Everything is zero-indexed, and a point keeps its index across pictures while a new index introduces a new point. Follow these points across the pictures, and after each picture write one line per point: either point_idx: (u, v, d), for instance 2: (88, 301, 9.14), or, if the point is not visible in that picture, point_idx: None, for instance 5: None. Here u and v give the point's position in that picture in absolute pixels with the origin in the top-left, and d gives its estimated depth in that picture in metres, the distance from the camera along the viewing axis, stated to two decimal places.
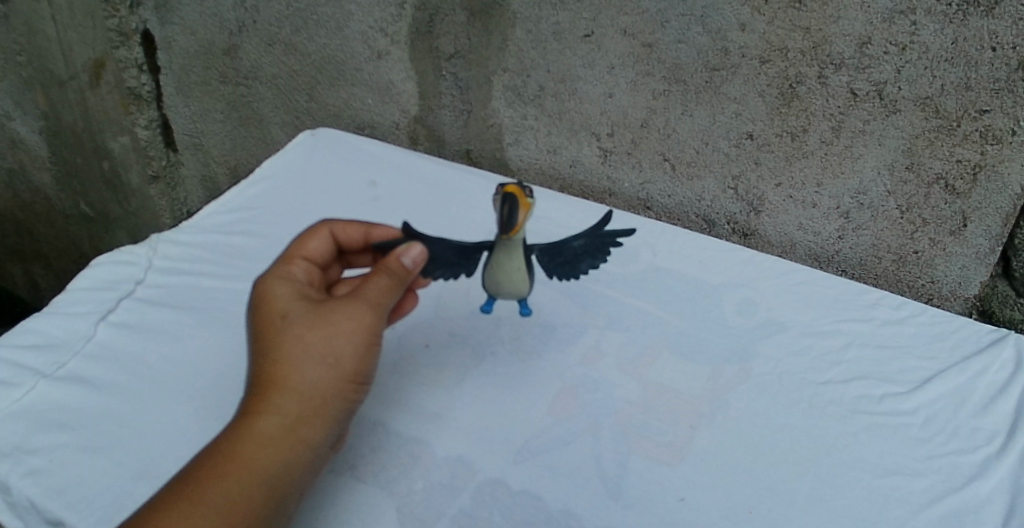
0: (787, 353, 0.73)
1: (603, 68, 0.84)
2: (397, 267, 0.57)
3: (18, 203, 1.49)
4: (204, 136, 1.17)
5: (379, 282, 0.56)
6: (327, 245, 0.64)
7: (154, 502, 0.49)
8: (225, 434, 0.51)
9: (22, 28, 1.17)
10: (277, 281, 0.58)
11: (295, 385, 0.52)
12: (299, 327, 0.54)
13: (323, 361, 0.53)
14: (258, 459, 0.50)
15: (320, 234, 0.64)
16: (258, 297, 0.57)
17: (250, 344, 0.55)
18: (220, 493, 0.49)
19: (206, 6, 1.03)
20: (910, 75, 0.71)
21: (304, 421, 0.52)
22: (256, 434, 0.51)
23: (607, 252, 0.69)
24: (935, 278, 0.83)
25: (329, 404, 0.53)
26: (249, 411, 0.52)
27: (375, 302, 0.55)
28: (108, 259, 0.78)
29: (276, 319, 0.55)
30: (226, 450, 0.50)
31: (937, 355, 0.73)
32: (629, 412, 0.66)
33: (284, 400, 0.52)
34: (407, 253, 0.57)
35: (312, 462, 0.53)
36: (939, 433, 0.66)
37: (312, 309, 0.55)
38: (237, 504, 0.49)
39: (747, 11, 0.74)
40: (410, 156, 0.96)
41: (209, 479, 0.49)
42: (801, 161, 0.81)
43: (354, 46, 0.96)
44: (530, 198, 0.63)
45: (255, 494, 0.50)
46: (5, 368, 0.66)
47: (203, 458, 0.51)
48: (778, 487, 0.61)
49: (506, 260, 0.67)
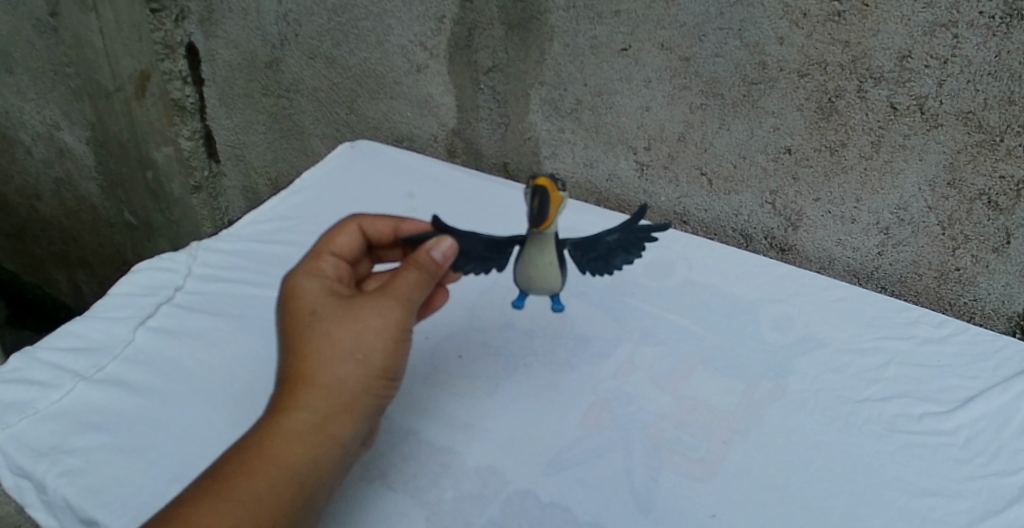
0: (823, 370, 0.72)
1: (640, 82, 0.84)
2: (427, 260, 0.58)
3: (65, 210, 1.53)
4: (246, 147, 1.20)
5: (409, 277, 0.56)
6: (356, 239, 0.65)
7: (183, 498, 0.50)
8: (255, 430, 0.52)
9: (70, 41, 1.21)
10: (307, 277, 0.58)
11: (324, 381, 0.53)
12: (328, 323, 0.54)
13: (353, 356, 0.54)
14: (287, 455, 0.51)
15: (349, 229, 0.64)
16: (287, 293, 0.58)
17: (279, 340, 0.56)
18: (247, 490, 0.50)
19: (249, 20, 1.06)
20: (952, 89, 0.70)
21: (333, 417, 0.53)
22: (286, 430, 0.52)
23: (641, 248, 0.67)
24: (978, 296, 0.81)
25: (358, 400, 0.54)
26: (278, 408, 0.53)
27: (405, 297, 0.56)
28: (149, 265, 0.79)
29: (305, 315, 0.55)
30: (255, 446, 0.51)
31: (977, 374, 0.71)
32: (661, 426, 0.66)
33: (314, 396, 0.53)
34: (437, 247, 0.58)
35: (342, 459, 0.54)
36: (980, 454, 0.64)
37: (341, 305, 0.56)
38: (263, 501, 0.50)
39: (784, 25, 0.74)
40: (447, 169, 0.97)
41: (238, 474, 0.50)
42: (840, 177, 0.80)
43: (393, 60, 0.98)
44: (561, 191, 0.63)
45: (283, 491, 0.51)
46: (46, 369, 0.67)
47: (232, 454, 0.52)
48: (812, 505, 0.60)
49: (537, 256, 0.66)
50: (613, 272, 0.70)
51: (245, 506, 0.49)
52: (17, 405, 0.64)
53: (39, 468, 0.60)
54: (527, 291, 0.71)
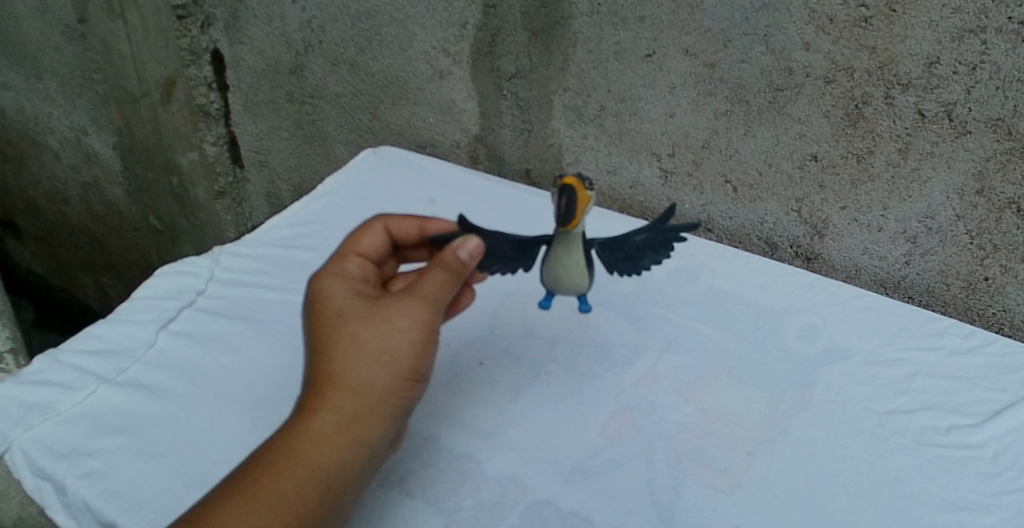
0: (849, 381, 0.71)
1: (665, 88, 0.84)
2: (453, 261, 0.57)
3: (92, 214, 1.55)
4: (270, 153, 1.21)
5: (435, 277, 0.56)
6: (381, 239, 0.65)
7: (211, 497, 0.50)
8: (282, 431, 0.52)
9: (97, 47, 1.22)
10: (333, 279, 0.58)
11: (351, 382, 0.53)
12: (355, 324, 0.54)
13: (379, 358, 0.53)
14: (312, 456, 0.51)
15: (375, 230, 0.65)
16: (314, 294, 0.58)
17: (307, 342, 0.56)
18: (273, 492, 0.50)
19: (274, 27, 1.07)
20: (981, 96, 0.69)
21: (361, 419, 0.53)
22: (313, 431, 0.52)
23: (669, 248, 0.67)
24: (1007, 307, 0.79)
25: (385, 402, 0.54)
26: (305, 410, 0.53)
27: (431, 297, 0.56)
28: (172, 269, 0.79)
29: (331, 317, 0.55)
30: (282, 447, 0.51)
31: (1007, 387, 0.70)
32: (684, 436, 0.65)
33: (341, 397, 0.53)
34: (463, 247, 0.57)
35: (370, 462, 0.54)
36: (1009, 468, 0.63)
37: (368, 306, 0.55)
38: (289, 503, 0.50)
39: (811, 31, 0.73)
40: (469, 175, 0.98)
41: (265, 475, 0.50)
42: (867, 185, 0.79)
43: (417, 66, 0.98)
44: (588, 190, 0.62)
45: (311, 493, 0.51)
46: (69, 371, 0.68)
47: (259, 455, 0.52)
48: (838, 519, 0.59)
49: (565, 255, 0.66)
50: (641, 272, 0.69)
51: (271, 507, 0.49)
52: (40, 406, 0.65)
53: (59, 470, 0.60)
54: (549, 291, 0.70)
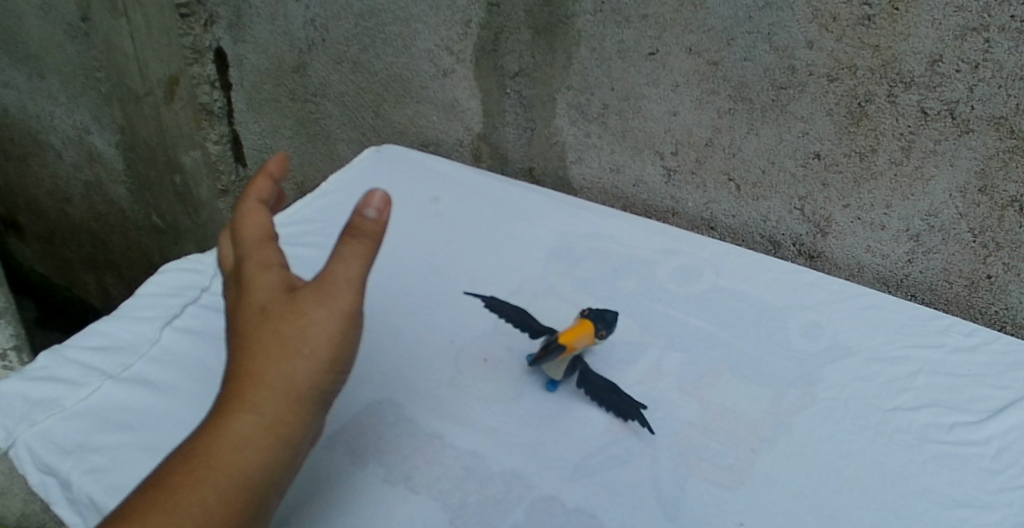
0: (852, 378, 0.71)
1: (668, 86, 0.84)
2: (365, 223, 0.51)
3: (95, 213, 1.56)
4: (273, 151, 1.20)
5: (346, 250, 0.52)
6: (270, 188, 0.60)
7: (136, 500, 0.51)
8: (205, 430, 0.53)
9: (101, 45, 1.23)
10: (249, 259, 0.56)
11: (268, 381, 0.53)
12: (272, 321, 0.54)
13: (295, 352, 0.53)
14: (234, 461, 0.52)
15: (265, 181, 0.60)
16: (236, 280, 0.56)
17: (229, 336, 0.56)
18: (198, 495, 0.51)
19: (277, 25, 1.07)
20: (984, 94, 0.69)
21: (280, 420, 0.53)
22: (234, 434, 0.52)
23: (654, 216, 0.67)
24: (1010, 305, 0.79)
25: (303, 399, 0.54)
26: (225, 411, 0.53)
27: (346, 279, 0.52)
28: (176, 267, 0.80)
29: (251, 313, 0.55)
30: (202, 449, 0.52)
31: (1009, 384, 0.70)
32: (688, 433, 0.65)
33: (257, 399, 0.53)
34: (370, 205, 0.51)
35: (295, 460, 0.55)
36: (1012, 465, 0.63)
37: (287, 298, 0.54)
38: (213, 507, 0.51)
39: (814, 29, 0.74)
40: (472, 174, 0.98)
41: (186, 479, 0.51)
42: (870, 183, 0.79)
43: (420, 64, 0.99)
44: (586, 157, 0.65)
45: (233, 496, 0.52)
46: (74, 368, 0.68)
47: (181, 458, 0.53)
48: (842, 515, 0.59)
49: None
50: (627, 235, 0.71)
51: (193, 510, 0.51)
52: (45, 402, 0.65)
53: (64, 465, 0.61)
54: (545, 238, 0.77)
